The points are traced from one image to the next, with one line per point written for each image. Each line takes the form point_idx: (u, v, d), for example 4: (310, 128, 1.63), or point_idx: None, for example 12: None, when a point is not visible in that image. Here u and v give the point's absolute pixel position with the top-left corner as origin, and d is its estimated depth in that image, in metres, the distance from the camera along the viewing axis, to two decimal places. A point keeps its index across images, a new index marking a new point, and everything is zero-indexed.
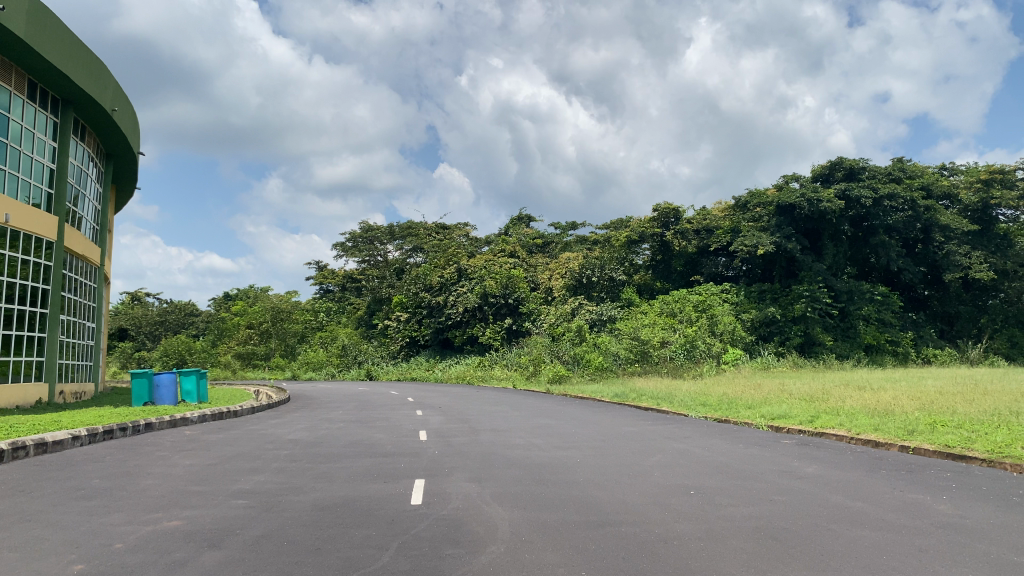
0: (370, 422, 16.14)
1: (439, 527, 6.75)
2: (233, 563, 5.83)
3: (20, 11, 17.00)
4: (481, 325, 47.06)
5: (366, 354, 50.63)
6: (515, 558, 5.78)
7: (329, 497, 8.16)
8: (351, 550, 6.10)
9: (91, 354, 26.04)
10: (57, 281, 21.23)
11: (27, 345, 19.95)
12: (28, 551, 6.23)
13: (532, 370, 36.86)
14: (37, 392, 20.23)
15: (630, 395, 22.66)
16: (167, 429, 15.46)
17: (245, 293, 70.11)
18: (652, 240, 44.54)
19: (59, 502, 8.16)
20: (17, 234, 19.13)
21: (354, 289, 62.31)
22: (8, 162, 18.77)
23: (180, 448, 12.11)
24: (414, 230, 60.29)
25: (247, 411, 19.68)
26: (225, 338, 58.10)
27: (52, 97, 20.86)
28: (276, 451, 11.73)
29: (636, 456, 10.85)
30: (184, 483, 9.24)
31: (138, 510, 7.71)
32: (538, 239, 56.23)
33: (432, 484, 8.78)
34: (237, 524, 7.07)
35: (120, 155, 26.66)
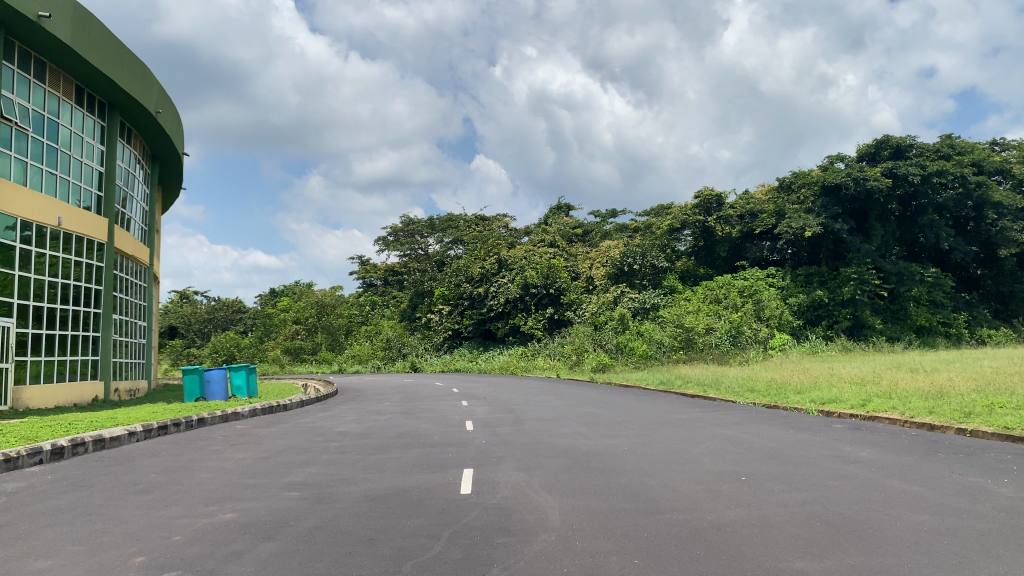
0: (417, 412, 16.27)
1: (489, 516, 6.78)
2: (289, 554, 5.92)
3: (66, 18, 17.41)
4: (523, 316, 47.17)
5: (410, 346, 50.87)
6: (566, 547, 5.77)
7: (379, 488, 8.26)
8: (403, 540, 6.16)
9: (143, 352, 26.65)
10: (110, 281, 21.77)
11: (82, 345, 20.51)
12: (90, 543, 6.41)
13: (575, 360, 36.91)
14: (93, 390, 20.82)
15: (676, 382, 22.48)
16: (219, 424, 15.78)
17: (290, 289, 70.92)
18: (694, 228, 44.64)
19: (118, 496, 8.37)
20: (69, 238, 19.62)
21: (395, 281, 62.65)
22: (59, 166, 19.30)
23: (233, 441, 12.32)
24: (454, 223, 60.61)
25: (297, 405, 20.02)
26: (272, 335, 58.82)
27: (99, 101, 21.33)
28: (326, 443, 11.89)
29: (684, 443, 10.77)
30: (238, 476, 9.41)
31: (195, 503, 7.88)
32: (577, 228, 56.06)
33: (480, 473, 8.82)
34: (291, 516, 7.16)
35: (165, 157, 27.18)
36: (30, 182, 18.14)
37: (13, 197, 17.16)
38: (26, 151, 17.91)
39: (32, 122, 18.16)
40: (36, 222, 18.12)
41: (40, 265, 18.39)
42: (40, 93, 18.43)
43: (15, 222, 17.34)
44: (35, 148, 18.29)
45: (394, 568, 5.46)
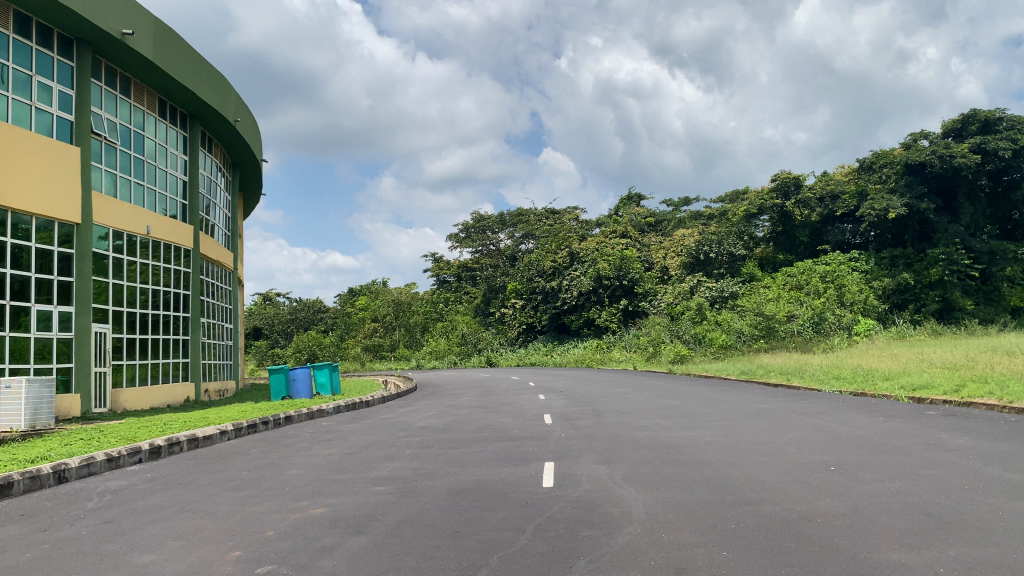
0: (495, 407, 16.39)
1: (573, 508, 6.79)
2: (378, 547, 6.05)
3: (148, 35, 18.04)
4: (597, 309, 47.03)
5: (485, 341, 50.93)
6: (652, 539, 5.74)
7: (462, 481, 8.36)
8: (489, 533, 6.22)
9: (231, 353, 27.60)
10: (196, 286, 22.62)
11: (174, 348, 21.35)
12: (190, 539, 6.68)
13: (652, 351, 36.57)
14: (185, 391, 21.68)
15: (758, 372, 22.07)
16: (305, 421, 16.22)
17: (367, 288, 72.18)
18: (771, 213, 43.71)
19: (214, 493, 8.70)
20: (158, 246, 20.46)
21: (469, 278, 62.97)
22: (146, 177, 20.10)
23: (320, 438, 12.63)
24: (525, 217, 60.66)
25: (379, 401, 20.45)
26: (351, 333, 59.91)
27: (180, 113, 22.09)
28: (409, 438, 12.10)
29: (769, 433, 10.55)
30: (325, 471, 9.66)
31: (287, 498, 8.11)
32: (649, 218, 55.53)
33: (561, 466, 8.84)
34: (378, 510, 7.32)
35: (245, 164, 27.98)
36: (121, 193, 18.95)
37: (105, 209, 17.98)
38: (115, 164, 18.72)
39: (120, 136, 18.94)
40: (127, 232, 18.92)
41: (133, 272, 19.23)
42: (125, 108, 19.20)
43: (107, 232, 18.15)
44: (124, 160, 19.09)
45: (482, 561, 5.53)
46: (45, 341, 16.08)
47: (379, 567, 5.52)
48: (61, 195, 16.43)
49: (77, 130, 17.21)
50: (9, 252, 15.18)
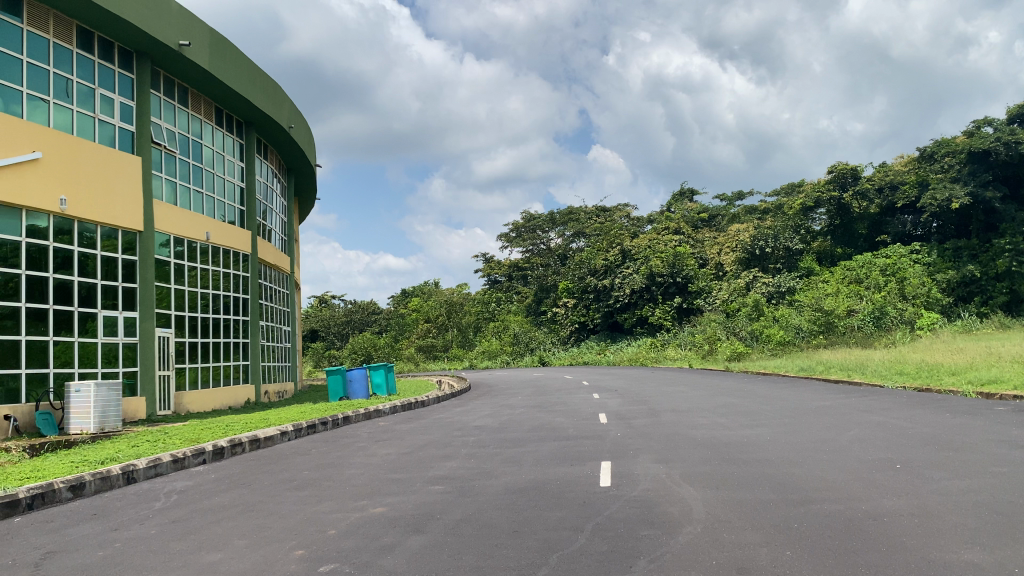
0: (550, 407, 16.36)
1: (632, 508, 6.74)
2: (438, 547, 6.10)
3: (204, 45, 18.47)
4: (650, 306, 46.70)
5: (537, 341, 50.85)
6: (714, 538, 5.68)
7: (520, 481, 8.38)
8: (547, 532, 6.21)
9: (289, 355, 28.11)
10: (254, 290, 23.10)
11: (234, 351, 21.83)
12: (255, 537, 6.82)
13: (708, 349, 36.12)
14: (246, 393, 22.15)
15: (818, 368, 21.63)
16: (363, 421, 16.42)
17: (419, 289, 72.71)
18: (828, 205, 42.88)
19: (276, 492, 8.86)
20: (217, 251, 20.95)
21: (520, 277, 62.93)
22: (204, 184, 20.59)
23: (377, 438, 12.78)
24: (575, 216, 60.46)
25: (434, 400, 20.60)
26: (405, 334, 60.42)
27: (237, 121, 22.58)
28: (465, 437, 12.14)
29: (830, 431, 10.34)
30: (384, 471, 9.76)
31: (347, 498, 8.21)
32: (703, 213, 54.90)
33: (619, 466, 8.77)
34: (437, 509, 7.38)
35: (299, 169, 28.45)
36: (181, 201, 19.45)
37: (166, 216, 18.45)
38: (175, 173, 19.20)
39: (179, 145, 19.42)
40: (187, 238, 19.40)
41: (193, 278, 19.71)
42: (184, 117, 19.68)
43: (168, 239, 18.62)
44: (183, 168, 19.57)
45: (540, 560, 5.52)
46: (111, 346, 16.57)
47: (439, 566, 5.55)
48: (125, 204, 16.94)
49: (137, 140, 17.70)
50: (76, 260, 15.70)
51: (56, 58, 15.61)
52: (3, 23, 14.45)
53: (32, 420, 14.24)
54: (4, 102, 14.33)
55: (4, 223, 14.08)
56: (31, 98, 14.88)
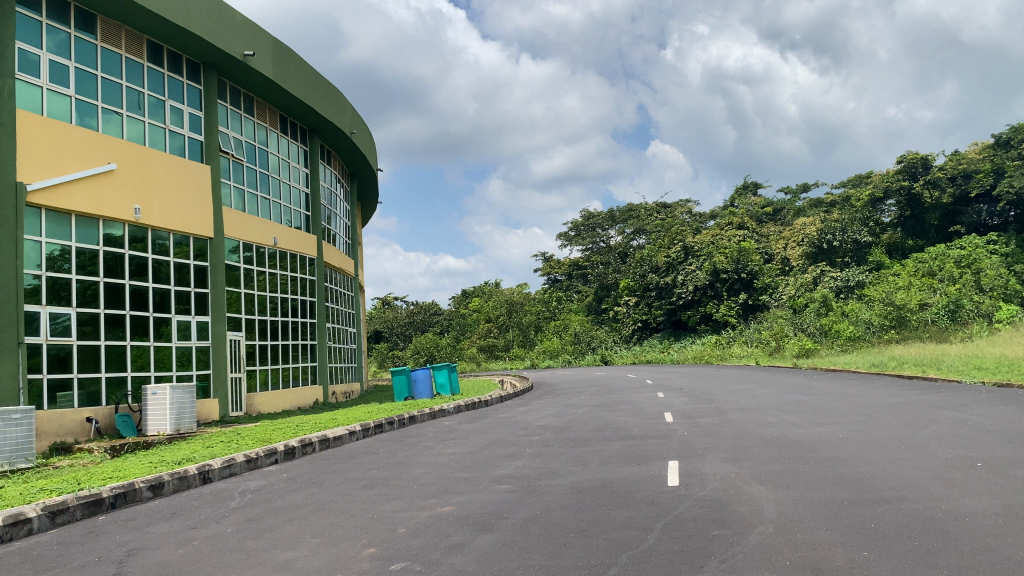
0: (615, 406, 16.26)
1: (702, 507, 6.67)
2: (507, 545, 6.13)
3: (268, 55, 18.91)
4: (714, 303, 46.09)
5: (599, 340, 50.60)
6: (786, 538, 5.59)
7: (587, 480, 8.36)
8: (616, 532, 6.19)
9: (355, 356, 28.59)
10: (321, 293, 23.59)
11: (302, 352, 22.31)
12: (327, 535, 6.96)
13: (774, 345, 35.51)
14: (314, 394, 22.61)
15: (890, 364, 21.06)
16: (428, 421, 16.59)
17: (480, 289, 73.04)
18: (898, 196, 41.99)
19: (346, 491, 9.02)
20: (285, 256, 21.45)
21: (580, 276, 62.73)
22: (271, 191, 21.09)
23: (443, 438, 12.90)
24: (635, 213, 60.02)
25: (497, 400, 20.70)
26: (466, 334, 60.78)
27: (301, 128, 23.05)
28: (529, 437, 12.17)
29: (905, 428, 10.05)
30: (450, 470, 9.84)
31: (415, 497, 8.32)
32: (767, 207, 53.94)
33: (687, 465, 8.68)
34: (504, 508, 7.41)
35: (362, 174, 28.91)
36: (249, 208, 19.96)
37: (235, 222, 18.96)
38: (243, 180, 19.71)
39: (246, 153, 19.93)
40: (255, 244, 19.90)
41: (262, 282, 20.21)
42: (250, 126, 20.19)
43: (237, 244, 19.13)
44: (250, 176, 20.07)
45: (610, 559, 5.51)
46: (185, 349, 17.09)
47: (509, 565, 5.59)
48: (195, 212, 17.46)
49: (206, 149, 18.22)
50: (151, 267, 16.24)
51: (128, 72, 16.18)
52: (78, 40, 15.03)
53: (112, 422, 14.78)
54: (80, 116, 14.90)
55: (82, 233, 14.65)
56: (105, 111, 15.45)
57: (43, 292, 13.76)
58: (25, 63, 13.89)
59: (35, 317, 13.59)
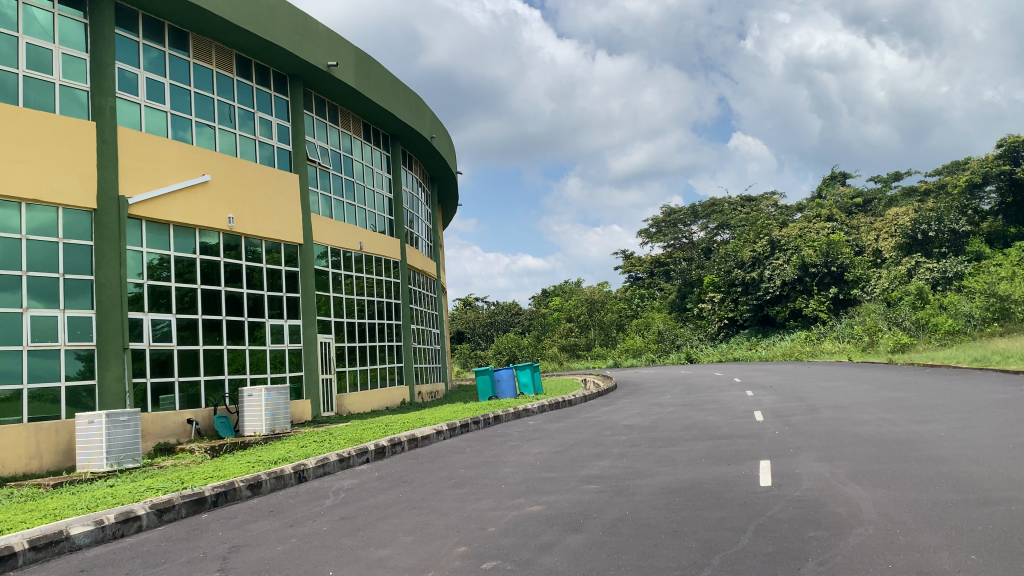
0: (702, 404, 16.02)
1: (797, 508, 6.53)
2: (598, 545, 6.13)
3: (350, 64, 19.36)
4: (804, 298, 44.92)
5: (683, 338, 49.88)
6: (888, 541, 5.41)
7: (676, 480, 8.28)
8: (708, 532, 6.12)
9: (439, 356, 29.01)
10: (405, 295, 24.04)
11: (389, 354, 22.77)
12: (419, 534, 7.09)
13: (868, 340, 34.36)
14: (401, 394, 23.04)
15: (994, 358, 20.15)
16: (513, 420, 16.69)
17: (560, 289, 72.90)
18: (998, 181, 40.71)
19: (435, 490, 9.17)
20: (370, 260, 21.95)
21: (662, 273, 62.01)
22: (356, 197, 21.60)
23: (529, 437, 12.97)
24: (719, 207, 59.05)
25: (581, 400, 20.68)
26: (548, 333, 60.85)
27: (383, 135, 23.52)
28: (616, 436, 12.11)
29: (1012, 426, 9.59)
30: (537, 470, 9.88)
31: (503, 496, 8.40)
32: (857, 198, 52.27)
33: (779, 465, 8.50)
34: (593, 508, 7.41)
35: (442, 177, 29.31)
36: (336, 214, 20.50)
37: (323, 229, 19.51)
38: (329, 188, 20.26)
39: (332, 160, 20.48)
40: (342, 248, 20.42)
41: (350, 286, 20.73)
42: (335, 134, 20.72)
43: (325, 250, 19.67)
44: (336, 183, 20.60)
45: (703, 561, 5.44)
46: (278, 352, 17.66)
47: (600, 565, 5.58)
48: (285, 219, 18.01)
49: (294, 158, 18.79)
50: (244, 273, 16.84)
51: (219, 86, 16.82)
52: (172, 57, 15.70)
53: (212, 423, 15.41)
54: (175, 130, 15.58)
55: (180, 242, 15.32)
56: (198, 125, 16.10)
57: (145, 299, 14.43)
58: (123, 82, 14.59)
59: (138, 323, 14.27)
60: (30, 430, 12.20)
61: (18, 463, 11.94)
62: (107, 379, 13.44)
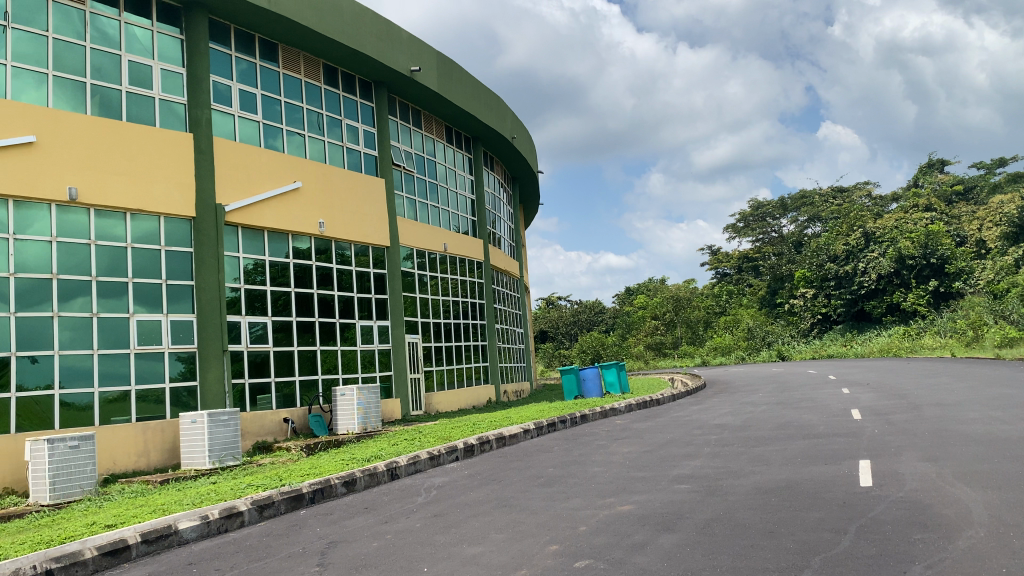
0: (796, 403, 15.61)
1: (901, 509, 6.30)
2: (692, 545, 6.06)
3: (433, 68, 19.65)
4: (901, 292, 43.27)
5: (774, 335, 48.67)
6: (1001, 544, 5.16)
7: (771, 480, 8.08)
8: (806, 534, 5.96)
9: (523, 356, 29.11)
10: (489, 295, 24.24)
11: (474, 353, 22.98)
12: (511, 532, 7.14)
13: (972, 335, 32.80)
14: (487, 393, 23.22)
15: None
16: (600, 420, 16.61)
17: (645, 286, 72.12)
18: None
19: (525, 489, 9.21)
20: (454, 261, 22.22)
21: (750, 268, 60.66)
22: (439, 199, 21.90)
23: (616, 436, 12.88)
24: (809, 199, 57.43)
25: (670, 399, 20.43)
26: (633, 332, 60.30)
27: (465, 137, 23.77)
28: (706, 436, 11.92)
29: None
30: (627, 469, 9.81)
31: (593, 495, 8.38)
32: (957, 185, 50.03)
33: (880, 465, 8.21)
34: (686, 508, 7.32)
35: (524, 177, 29.44)
36: (420, 216, 20.83)
37: (408, 231, 19.85)
38: (414, 191, 20.59)
39: (416, 164, 20.82)
40: (427, 250, 20.74)
41: (435, 287, 21.03)
42: (418, 138, 21.05)
43: (411, 251, 20.01)
44: (421, 186, 20.93)
45: (802, 562, 5.31)
46: (368, 352, 18.06)
47: (696, 566, 5.50)
48: (372, 222, 18.40)
49: (380, 163, 19.17)
50: (335, 276, 17.27)
51: (308, 95, 17.31)
52: (263, 68, 16.24)
53: (306, 422, 15.87)
54: (267, 139, 16.12)
55: (274, 247, 15.82)
56: (289, 133, 16.62)
57: (242, 303, 14.96)
58: (217, 94, 15.17)
59: (236, 325, 14.80)
60: (138, 429, 12.82)
61: (128, 461, 12.56)
62: (208, 380, 13.99)
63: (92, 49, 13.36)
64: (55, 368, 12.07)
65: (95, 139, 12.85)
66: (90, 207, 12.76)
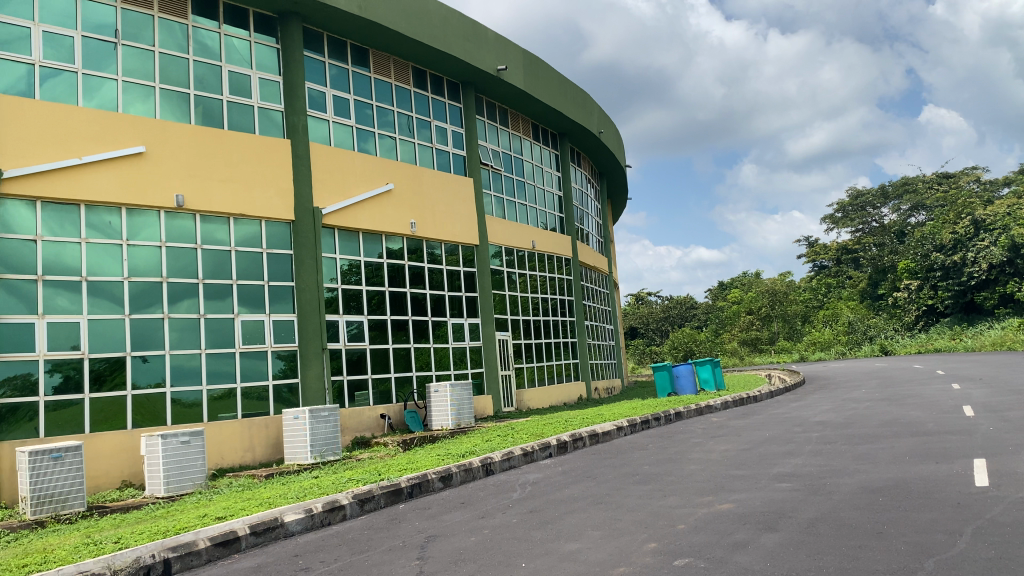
0: (902, 399, 15.00)
1: (1021, 510, 5.98)
2: (795, 544, 5.91)
3: (519, 66, 19.72)
4: (1016, 282, 41.06)
5: (876, 329, 46.87)
6: None
7: (877, 480, 7.79)
8: (918, 535, 5.73)
9: (614, 352, 28.93)
10: (578, 291, 24.21)
11: (564, 350, 22.98)
12: (608, 529, 7.11)
13: None
14: (578, 389, 23.20)
15: None
16: (695, 417, 16.36)
17: (738, 280, 70.49)
18: None
19: (621, 486, 9.16)
20: (543, 257, 22.29)
21: (850, 261, 58.49)
22: (527, 197, 21.99)
23: (712, 434, 12.66)
24: (911, 186, 55.01)
25: (768, 396, 19.99)
26: (726, 327, 59.05)
27: (551, 134, 23.78)
28: (807, 433, 11.59)
29: None
30: (724, 467, 9.63)
31: (690, 493, 8.25)
32: None
33: (995, 464, 7.81)
34: (788, 507, 7.13)
35: (611, 172, 29.24)
36: (509, 214, 20.96)
37: (497, 229, 20.04)
38: (502, 189, 20.74)
39: (504, 162, 20.96)
40: (516, 247, 20.86)
41: (525, 284, 21.13)
42: (505, 137, 21.18)
43: (500, 249, 20.17)
44: (509, 184, 21.06)
45: (915, 564, 5.11)
46: (461, 349, 18.29)
47: (801, 566, 5.36)
48: (462, 221, 18.62)
49: (469, 162, 19.39)
50: (426, 275, 17.56)
51: (399, 98, 17.65)
52: (355, 74, 16.65)
53: (402, 418, 16.20)
54: (360, 143, 16.51)
55: (368, 247, 16.20)
56: (381, 136, 16.99)
57: (339, 302, 15.38)
58: (312, 101, 15.63)
59: (334, 324, 15.23)
60: (244, 425, 13.35)
61: (235, 456, 13.10)
62: (308, 376, 14.44)
63: (195, 61, 13.96)
64: (166, 367, 12.69)
65: (198, 148, 13.44)
66: (197, 213, 13.36)
